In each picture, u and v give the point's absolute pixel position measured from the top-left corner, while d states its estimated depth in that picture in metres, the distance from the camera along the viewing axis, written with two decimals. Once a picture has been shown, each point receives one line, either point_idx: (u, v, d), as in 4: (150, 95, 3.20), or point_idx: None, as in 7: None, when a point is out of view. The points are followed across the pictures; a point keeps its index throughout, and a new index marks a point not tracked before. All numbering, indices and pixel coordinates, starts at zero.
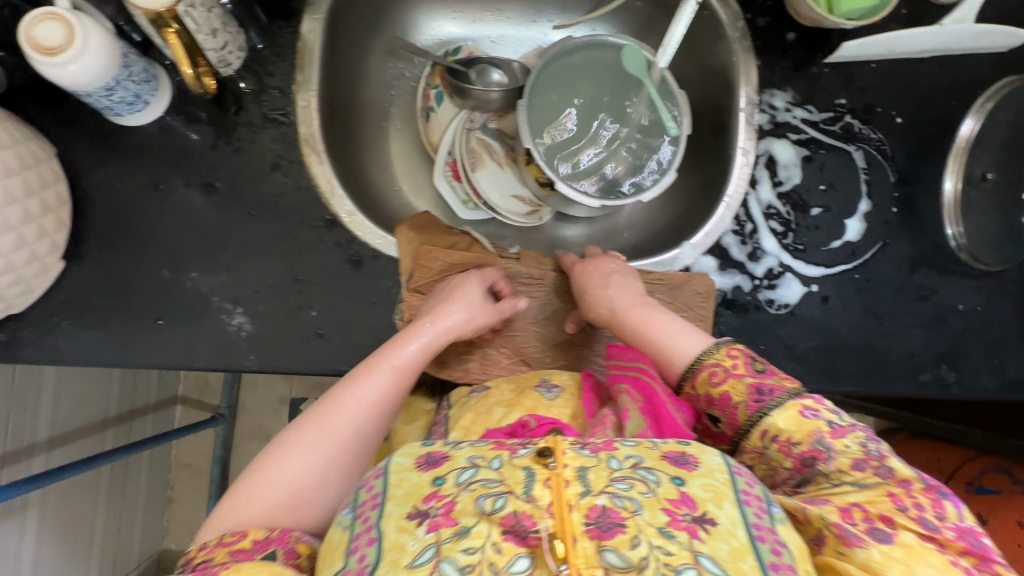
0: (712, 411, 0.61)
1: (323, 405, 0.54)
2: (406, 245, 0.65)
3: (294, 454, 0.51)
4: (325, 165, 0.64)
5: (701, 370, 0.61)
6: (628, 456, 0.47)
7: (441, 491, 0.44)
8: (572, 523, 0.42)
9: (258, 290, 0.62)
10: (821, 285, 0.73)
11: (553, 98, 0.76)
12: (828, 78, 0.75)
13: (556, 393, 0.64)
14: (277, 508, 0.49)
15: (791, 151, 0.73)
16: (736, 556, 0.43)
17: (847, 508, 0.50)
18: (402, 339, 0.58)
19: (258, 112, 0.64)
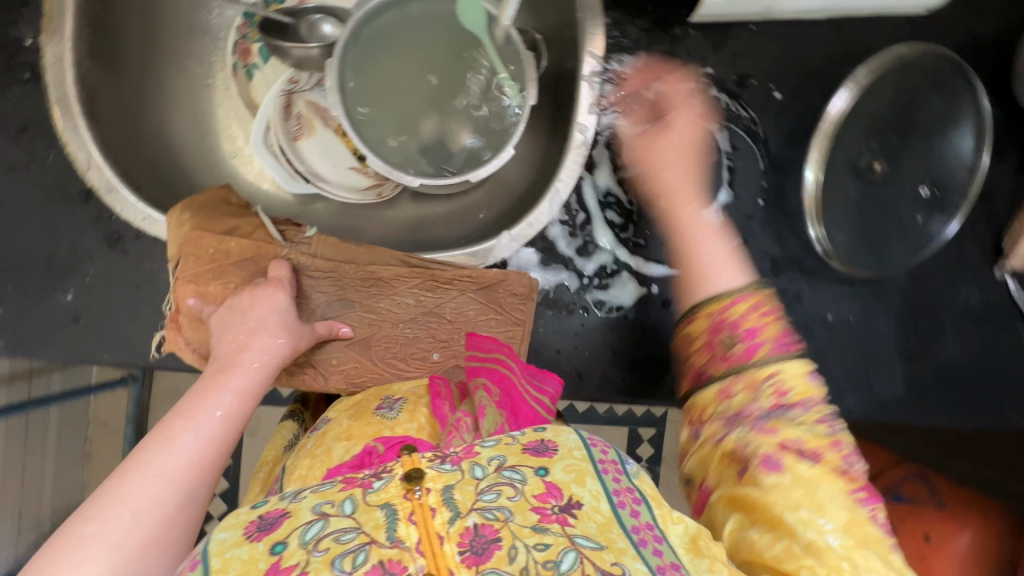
0: (728, 337, 0.53)
1: (128, 475, 0.43)
2: (175, 229, 0.57)
3: (86, 554, 0.39)
4: (80, 131, 0.58)
5: (734, 301, 0.54)
6: (490, 459, 0.45)
7: (282, 562, 0.38)
8: (446, 556, 0.38)
9: (7, 269, 0.57)
10: (663, 286, 0.64)
11: (379, 57, 0.67)
12: (693, 41, 0.63)
13: (399, 408, 0.59)
14: None
15: (638, 129, 0.63)
16: (605, 528, 0.42)
17: (788, 443, 0.50)
18: (219, 378, 0.51)
19: (3, 67, 0.57)
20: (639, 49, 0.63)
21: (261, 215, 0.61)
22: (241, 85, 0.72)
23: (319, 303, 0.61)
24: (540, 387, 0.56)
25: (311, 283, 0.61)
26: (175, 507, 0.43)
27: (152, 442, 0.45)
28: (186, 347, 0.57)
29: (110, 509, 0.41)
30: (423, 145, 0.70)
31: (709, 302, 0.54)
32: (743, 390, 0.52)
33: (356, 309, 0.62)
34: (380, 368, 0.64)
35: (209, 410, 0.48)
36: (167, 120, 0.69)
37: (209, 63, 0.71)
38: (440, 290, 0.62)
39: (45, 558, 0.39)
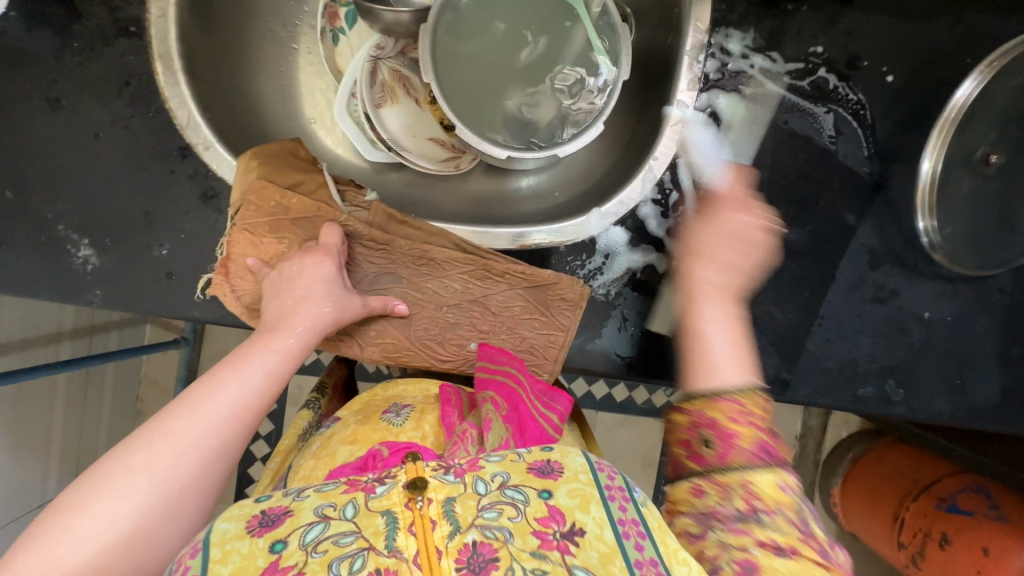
0: (707, 436, 0.45)
1: (176, 413, 0.42)
2: (242, 176, 0.56)
3: (130, 482, 0.38)
4: (180, 86, 0.58)
5: (725, 401, 0.45)
6: (495, 478, 0.43)
7: (279, 561, 0.37)
8: (442, 569, 0.37)
9: (106, 221, 0.58)
10: (753, 273, 0.62)
11: (473, 23, 0.65)
12: (805, 17, 0.60)
13: (405, 415, 0.61)
14: (108, 559, 0.36)
15: (738, 109, 0.61)
16: (607, 560, 0.38)
17: (761, 544, 0.41)
18: (265, 336, 0.49)
19: (110, 20, 0.57)
20: (747, 23, 0.60)
21: (324, 174, 0.59)
22: (326, 50, 0.71)
23: (368, 273, 0.59)
24: (547, 405, 0.58)
25: (363, 251, 0.59)
26: (214, 454, 0.42)
27: (201, 384, 0.44)
28: (233, 298, 0.57)
29: (158, 441, 0.41)
30: (510, 117, 0.67)
31: (710, 399, 0.46)
32: (711, 488, 0.43)
33: (403, 285, 0.60)
34: (416, 348, 0.61)
35: (254, 366, 0.47)
36: (253, 81, 0.69)
37: (295, 27, 0.71)
38: (491, 280, 0.60)
39: (91, 480, 0.38)
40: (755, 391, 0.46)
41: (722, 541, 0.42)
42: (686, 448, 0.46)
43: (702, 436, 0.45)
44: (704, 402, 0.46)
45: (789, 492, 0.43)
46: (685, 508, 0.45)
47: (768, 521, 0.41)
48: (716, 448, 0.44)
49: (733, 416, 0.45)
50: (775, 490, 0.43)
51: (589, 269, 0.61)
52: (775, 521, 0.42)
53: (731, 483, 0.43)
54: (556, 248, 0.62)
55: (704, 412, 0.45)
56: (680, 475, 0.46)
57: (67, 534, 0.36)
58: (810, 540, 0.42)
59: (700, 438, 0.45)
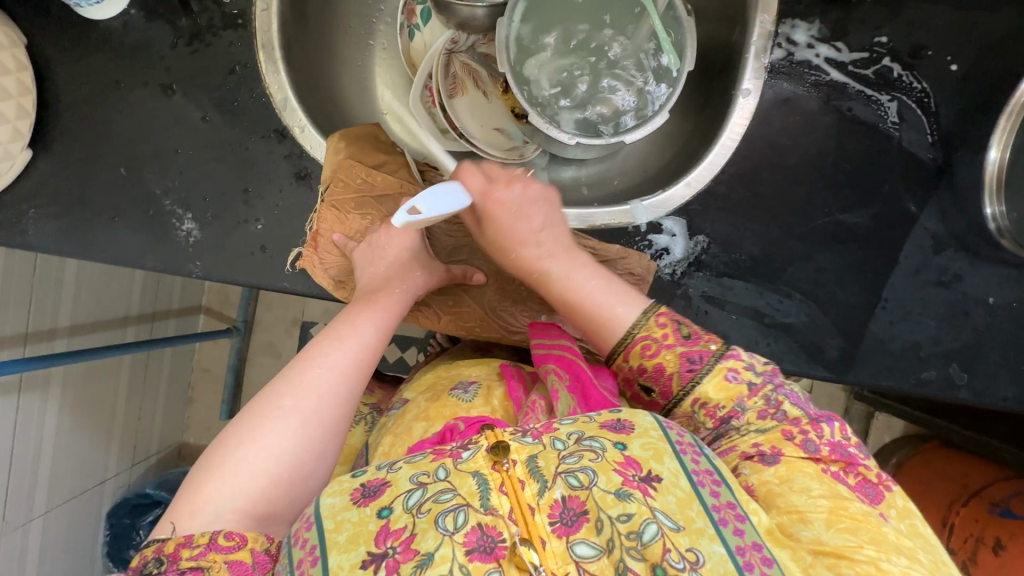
0: (643, 384, 0.56)
1: (309, 367, 0.51)
2: (332, 156, 0.60)
3: (284, 423, 0.48)
4: (279, 74, 0.63)
5: (633, 343, 0.55)
6: (570, 432, 0.45)
7: (390, 524, 0.40)
8: (538, 526, 0.39)
9: (207, 197, 0.63)
10: (815, 255, 0.63)
11: (547, 19, 0.69)
12: (870, 9, 0.62)
13: (473, 392, 0.64)
14: (275, 488, 0.46)
15: (803, 96, 0.63)
16: (684, 505, 0.40)
17: (750, 453, 0.49)
18: (367, 299, 0.56)
19: (218, 13, 0.62)
20: (813, 14, 0.63)
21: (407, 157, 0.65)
22: (403, 46, 0.76)
23: (444, 247, 0.64)
24: (611, 383, 0.57)
25: (443, 226, 0.64)
26: (342, 402, 0.50)
27: (322, 341, 0.53)
28: (320, 269, 0.60)
29: (298, 391, 0.49)
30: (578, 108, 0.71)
31: (622, 343, 0.56)
32: (682, 425, 0.54)
33: (476, 258, 0.64)
34: (490, 317, 0.65)
35: (363, 324, 0.54)
36: (336, 74, 0.74)
37: (373, 24, 0.77)
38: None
39: (254, 421, 0.48)
40: (648, 317, 0.56)
41: (715, 457, 0.51)
42: (636, 396, 0.57)
43: (640, 384, 0.56)
44: (622, 355, 0.56)
45: (739, 382, 0.52)
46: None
47: (742, 428, 0.51)
48: (655, 388, 0.55)
49: (651, 355, 0.55)
50: (726, 390, 0.52)
51: (658, 248, 0.63)
52: (744, 424, 0.51)
53: (688, 410, 0.54)
54: (623, 227, 0.64)
55: (630, 365, 0.56)
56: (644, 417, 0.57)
57: (245, 467, 0.46)
58: (787, 428, 0.50)
59: (641, 387, 0.56)
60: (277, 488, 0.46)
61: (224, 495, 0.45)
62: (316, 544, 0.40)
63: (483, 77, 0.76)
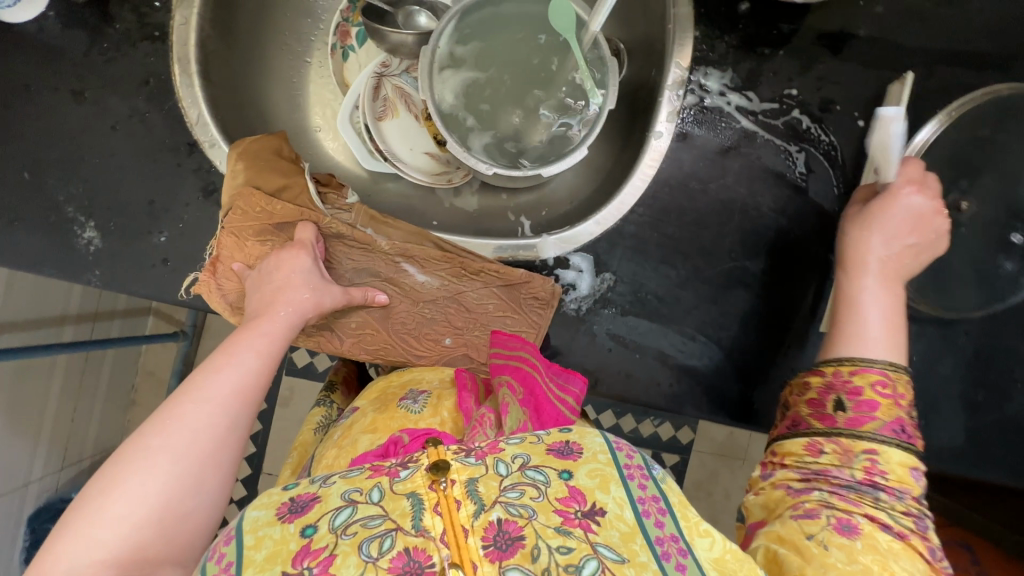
0: (839, 399, 0.51)
1: (182, 399, 0.47)
2: (230, 181, 0.59)
3: (151, 463, 0.43)
4: (195, 88, 0.63)
5: (874, 370, 0.51)
6: (515, 458, 0.46)
7: (311, 543, 0.40)
8: (470, 549, 0.39)
9: (111, 206, 0.62)
10: (720, 299, 0.64)
11: (473, 51, 0.71)
12: (780, 63, 0.64)
13: (423, 401, 0.58)
14: (142, 531, 0.41)
15: (714, 142, 0.64)
16: (629, 538, 0.41)
17: (875, 514, 0.46)
18: (256, 322, 0.54)
19: (137, 24, 0.62)
20: (726, 63, 0.64)
21: (307, 178, 0.62)
22: (336, 66, 0.77)
23: (347, 270, 0.63)
24: (563, 386, 0.58)
25: (344, 250, 0.62)
26: (221, 434, 0.46)
27: (200, 373, 0.49)
28: (218, 295, 0.60)
29: (169, 429, 0.45)
30: (500, 138, 0.72)
31: (842, 360, 0.52)
32: (833, 452, 0.49)
33: (381, 281, 0.63)
34: (394, 342, 0.64)
35: (245, 350, 0.51)
36: (265, 90, 0.74)
37: (308, 42, 0.77)
38: (466, 277, 0.63)
39: (116, 465, 0.43)
40: (900, 370, 0.51)
41: (826, 502, 0.47)
42: (814, 407, 0.52)
43: (835, 398, 0.51)
44: (852, 367, 0.51)
45: (916, 480, 0.49)
46: (795, 462, 0.51)
47: (882, 501, 0.47)
48: (850, 408, 0.50)
49: (881, 392, 0.50)
50: (902, 474, 0.48)
51: (564, 282, 0.63)
52: (857, 480, 0.48)
53: (856, 450, 0.49)
54: (531, 260, 0.64)
55: (846, 377, 0.51)
56: (798, 430, 0.53)
57: (104, 518, 0.40)
58: (923, 534, 0.47)
59: (832, 401, 0.51)
60: (145, 536, 0.41)
61: (78, 553, 0.39)
62: (232, 558, 0.39)
63: (413, 102, 0.76)
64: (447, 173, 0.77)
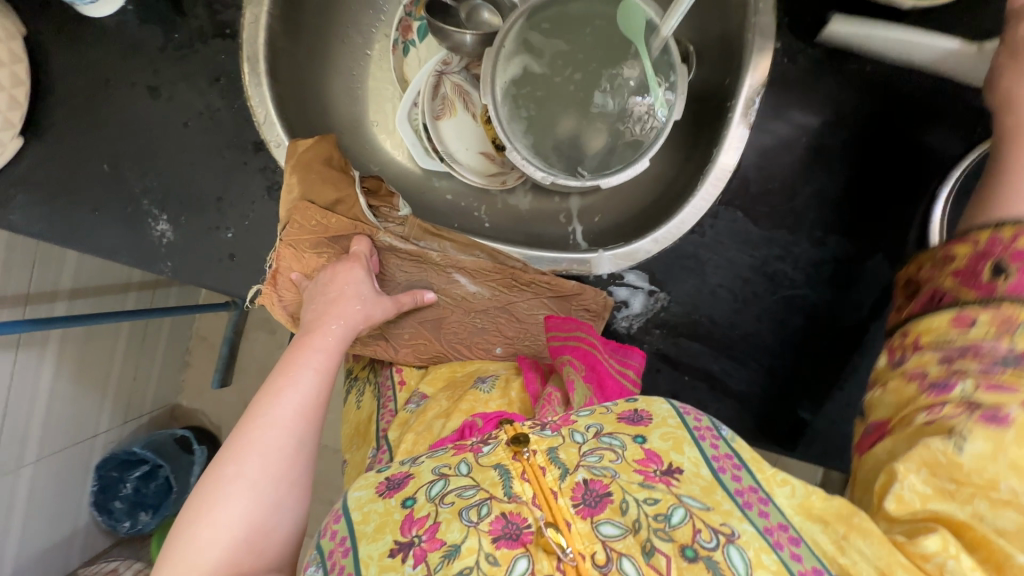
0: (998, 263, 0.42)
1: (251, 425, 0.50)
2: (287, 193, 0.61)
3: (232, 490, 0.46)
4: (262, 87, 0.63)
5: None
6: (588, 427, 0.48)
7: (415, 512, 0.44)
8: (562, 508, 0.42)
9: (183, 201, 0.64)
10: (777, 325, 0.62)
11: (540, 48, 0.68)
12: (866, 80, 0.60)
13: (491, 384, 0.60)
14: (233, 549, 0.44)
15: (785, 163, 0.61)
16: (710, 490, 0.43)
17: None
18: (310, 341, 0.56)
19: (208, 22, 0.63)
20: (807, 78, 0.60)
21: (358, 190, 0.64)
22: (396, 60, 0.76)
23: (400, 282, 0.64)
24: (623, 361, 0.59)
25: (396, 261, 0.63)
26: (291, 453, 0.50)
27: (264, 400, 0.52)
28: (279, 305, 0.65)
29: (244, 453, 0.48)
30: (560, 144, 0.70)
31: (998, 224, 0.43)
32: (987, 322, 0.41)
33: (432, 291, 0.64)
34: (447, 350, 0.65)
35: (303, 369, 0.54)
36: (326, 85, 0.74)
37: (370, 34, 0.77)
38: (517, 288, 0.63)
39: (202, 498, 0.46)
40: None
41: (970, 399, 0.39)
42: (962, 277, 0.43)
43: (992, 263, 0.42)
44: (1009, 229, 0.42)
45: None
46: (932, 340, 0.43)
47: (1003, 372, 0.39)
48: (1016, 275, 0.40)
49: None
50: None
51: (617, 300, 0.63)
52: (1006, 368, 0.39)
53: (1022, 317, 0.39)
54: (585, 277, 0.63)
55: (1010, 240, 0.42)
56: (943, 303, 0.44)
57: (213, 518, 0.45)
58: None
59: (988, 268, 0.42)
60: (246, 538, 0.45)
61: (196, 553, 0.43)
62: (345, 533, 0.44)
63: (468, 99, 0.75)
64: (501, 175, 0.77)
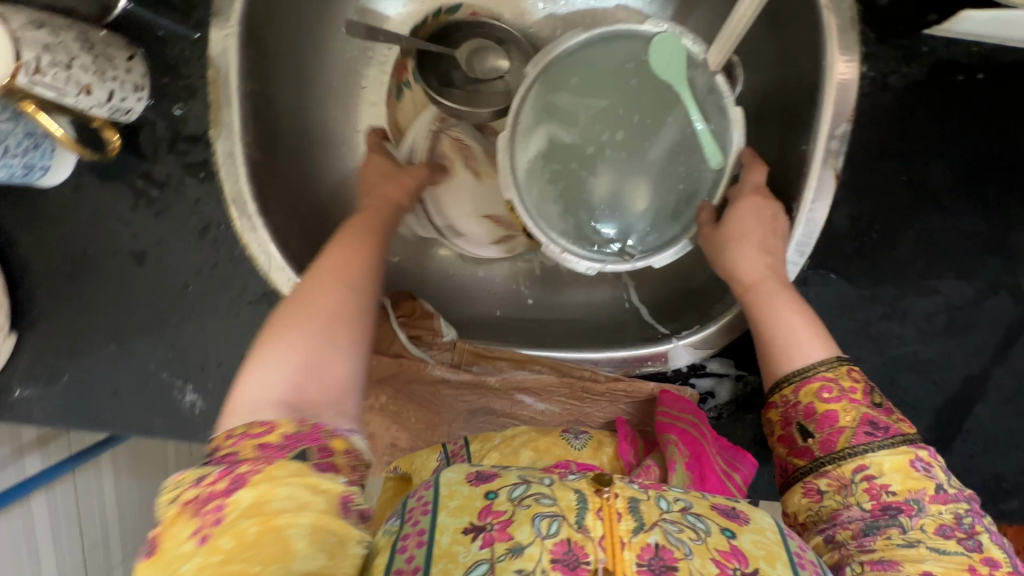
0: (802, 425, 0.45)
1: (296, 304, 0.42)
2: None
3: (286, 341, 0.39)
4: (259, 231, 0.54)
5: (812, 378, 0.45)
6: (676, 497, 0.37)
7: (494, 506, 0.34)
8: (624, 563, 0.32)
9: (204, 367, 0.58)
10: (892, 389, 0.54)
11: (565, 109, 0.57)
12: (965, 92, 0.49)
13: (584, 440, 0.53)
14: (301, 387, 0.38)
15: (878, 206, 0.52)
16: None
17: (920, 574, 0.36)
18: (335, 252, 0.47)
19: (178, 165, 0.54)
20: (894, 104, 0.50)
21: (398, 330, 0.56)
22: (389, 106, 0.62)
23: (461, 412, 0.57)
24: (729, 461, 0.51)
25: (452, 392, 0.57)
26: (340, 314, 0.42)
27: (301, 293, 0.43)
28: None
29: (292, 316, 0.41)
30: (600, 215, 0.57)
31: (780, 380, 0.46)
32: (828, 490, 0.43)
33: (497, 417, 0.57)
34: None
35: (343, 256, 0.46)
36: None
37: (354, 107, 0.62)
38: (589, 398, 0.56)
39: (261, 350, 0.40)
40: (840, 363, 0.45)
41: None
42: (786, 445, 0.46)
43: (797, 426, 0.45)
44: (788, 387, 0.46)
45: (925, 474, 0.41)
46: (807, 520, 0.43)
47: (909, 531, 0.39)
48: (817, 436, 0.44)
49: (830, 399, 0.44)
50: (907, 475, 0.41)
51: (701, 392, 0.57)
52: (915, 527, 0.39)
53: (847, 476, 0.42)
54: (660, 372, 0.58)
55: (793, 401, 0.45)
56: (791, 478, 0.45)
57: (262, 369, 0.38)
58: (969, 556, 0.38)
59: (797, 431, 0.45)
60: (303, 390, 0.38)
61: (254, 396, 0.38)
62: (425, 502, 0.35)
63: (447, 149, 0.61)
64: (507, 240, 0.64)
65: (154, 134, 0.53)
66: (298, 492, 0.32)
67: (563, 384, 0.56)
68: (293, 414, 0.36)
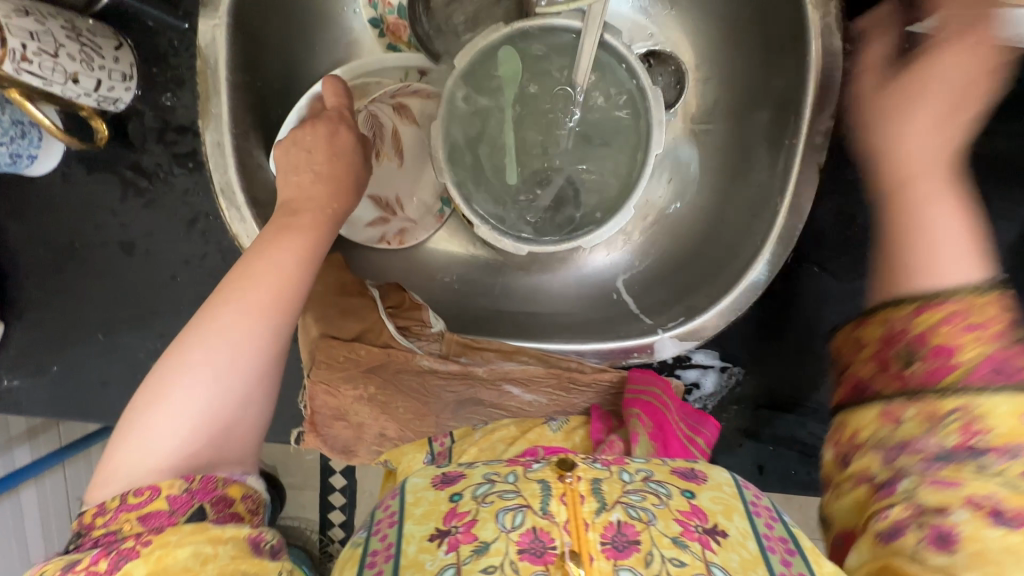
0: (909, 353, 0.32)
1: (206, 329, 0.36)
2: (306, 335, 0.56)
3: (187, 393, 0.34)
4: (246, 223, 0.53)
5: (944, 307, 0.32)
6: (637, 469, 0.39)
7: (459, 508, 0.36)
8: (588, 541, 0.33)
9: None
10: None
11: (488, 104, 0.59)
12: None
13: (560, 423, 0.56)
14: (195, 439, 0.34)
15: (858, 202, 0.53)
16: (751, 565, 0.33)
17: (977, 498, 0.29)
18: (253, 264, 0.39)
19: (166, 156, 0.54)
20: None
21: (387, 320, 0.56)
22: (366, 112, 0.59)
23: (449, 402, 0.58)
24: (694, 428, 0.53)
25: (442, 383, 0.57)
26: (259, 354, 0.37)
27: (214, 316, 0.36)
28: (325, 442, 0.59)
29: (195, 354, 0.35)
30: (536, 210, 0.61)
31: (895, 301, 0.34)
32: (916, 416, 0.31)
33: (485, 407, 0.59)
34: None
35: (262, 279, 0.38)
36: None
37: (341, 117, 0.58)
38: (575, 389, 0.57)
39: (150, 390, 0.34)
40: (990, 289, 0.32)
41: (914, 505, 0.31)
42: (883, 417, 0.33)
43: (903, 354, 0.32)
44: (903, 311, 0.33)
45: None
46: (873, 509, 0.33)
47: (990, 467, 0.29)
48: (921, 362, 0.32)
49: (953, 329, 0.31)
50: None
51: (687, 382, 0.59)
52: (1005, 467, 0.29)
53: (944, 410, 0.31)
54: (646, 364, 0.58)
55: (909, 324, 0.33)
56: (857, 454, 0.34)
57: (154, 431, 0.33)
58: None
59: (899, 357, 0.33)
60: (196, 454, 0.34)
61: (139, 450, 0.33)
62: (394, 511, 0.38)
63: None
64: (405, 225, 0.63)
65: (143, 124, 0.53)
66: (203, 549, 0.31)
67: (548, 376, 0.57)
68: (179, 471, 0.33)
